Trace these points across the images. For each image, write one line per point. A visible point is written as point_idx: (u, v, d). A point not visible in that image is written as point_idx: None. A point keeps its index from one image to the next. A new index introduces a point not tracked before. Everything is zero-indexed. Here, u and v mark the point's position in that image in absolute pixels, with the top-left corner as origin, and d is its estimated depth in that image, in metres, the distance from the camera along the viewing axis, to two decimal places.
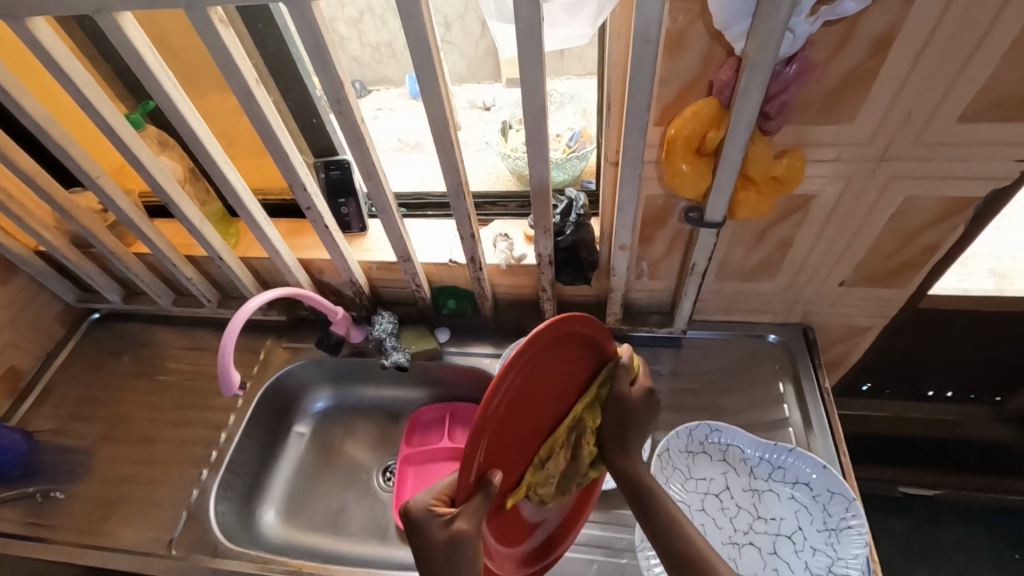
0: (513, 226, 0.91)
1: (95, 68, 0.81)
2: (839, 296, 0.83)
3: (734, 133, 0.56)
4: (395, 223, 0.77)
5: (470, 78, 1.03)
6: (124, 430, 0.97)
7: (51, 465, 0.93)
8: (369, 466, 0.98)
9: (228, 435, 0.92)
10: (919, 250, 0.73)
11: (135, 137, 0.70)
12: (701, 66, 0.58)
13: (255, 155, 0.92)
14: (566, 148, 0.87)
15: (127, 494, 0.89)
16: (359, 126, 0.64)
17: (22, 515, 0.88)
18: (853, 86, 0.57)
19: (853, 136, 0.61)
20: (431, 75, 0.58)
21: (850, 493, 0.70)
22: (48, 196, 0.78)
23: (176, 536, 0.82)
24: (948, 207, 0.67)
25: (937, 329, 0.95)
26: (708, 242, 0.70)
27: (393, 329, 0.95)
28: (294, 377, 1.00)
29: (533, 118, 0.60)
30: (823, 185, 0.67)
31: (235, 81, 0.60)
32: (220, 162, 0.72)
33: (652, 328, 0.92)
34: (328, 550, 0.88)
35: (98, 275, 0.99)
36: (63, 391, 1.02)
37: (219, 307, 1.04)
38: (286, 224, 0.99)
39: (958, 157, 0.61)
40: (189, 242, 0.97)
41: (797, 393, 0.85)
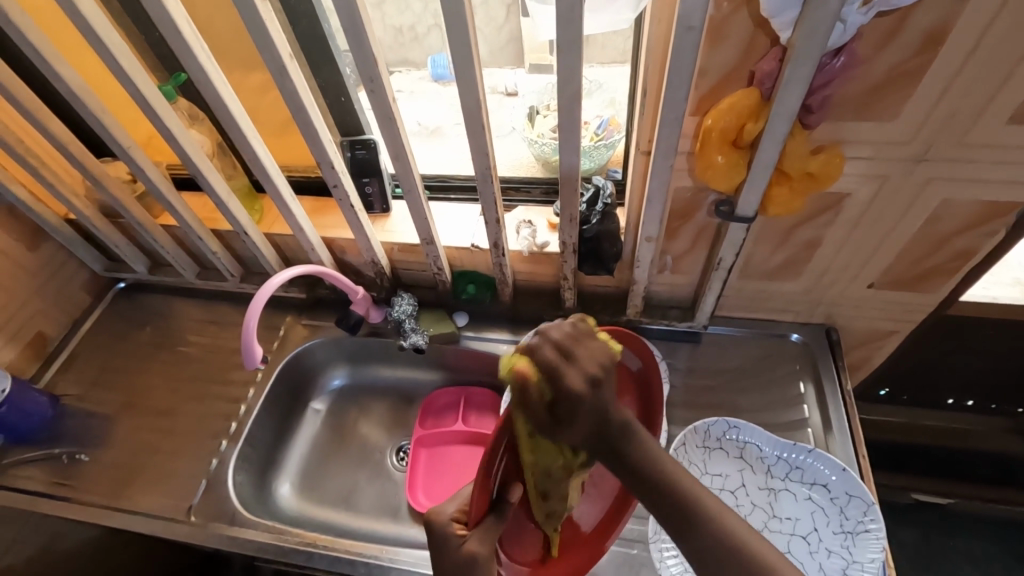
0: (536, 214, 0.91)
1: (129, 38, 0.82)
2: (866, 299, 0.82)
3: (774, 126, 0.55)
4: (419, 205, 0.77)
5: (492, 64, 1.01)
6: (146, 399, 0.99)
7: (76, 429, 0.96)
8: (383, 445, 0.99)
9: (247, 409, 0.93)
10: (955, 255, 0.71)
11: (167, 109, 0.70)
12: (743, 56, 0.56)
13: (282, 132, 0.92)
14: (594, 136, 0.86)
15: (148, 460, 0.91)
16: (390, 105, 0.64)
17: (48, 476, 0.90)
18: (901, 82, 0.55)
19: (896, 134, 0.59)
20: (465, 55, 0.57)
21: (870, 498, 0.69)
22: (81, 164, 0.79)
23: (195, 504, 0.84)
24: (989, 212, 0.65)
25: (964, 337, 0.93)
26: (736, 237, 0.69)
27: (412, 311, 0.95)
28: (313, 354, 1.01)
29: (567, 103, 0.59)
30: (859, 183, 0.65)
31: (269, 55, 0.60)
32: (249, 137, 0.72)
33: (671, 322, 0.91)
34: (341, 525, 0.90)
35: (125, 245, 1.00)
36: (88, 358, 1.04)
37: (241, 282, 1.05)
38: (310, 202, 0.99)
39: (1005, 159, 0.59)
40: (215, 216, 0.98)
41: (817, 394, 0.83)
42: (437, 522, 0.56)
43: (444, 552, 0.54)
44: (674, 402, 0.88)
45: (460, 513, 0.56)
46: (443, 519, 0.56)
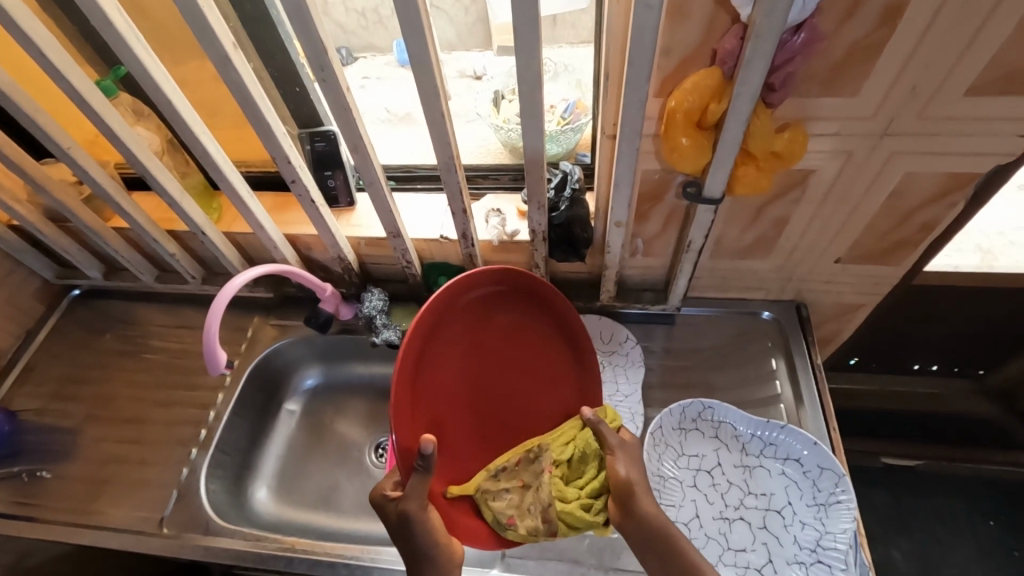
0: (505, 201, 0.89)
1: (62, 31, 0.77)
2: (834, 274, 0.83)
3: (737, 106, 0.54)
4: (383, 197, 0.74)
5: (459, 46, 0.95)
6: (110, 409, 0.95)
7: (36, 445, 0.92)
8: (361, 443, 0.98)
9: (217, 414, 0.91)
10: (918, 227, 0.72)
11: (108, 107, 0.66)
12: (706, 34, 0.55)
13: (236, 126, 0.88)
14: (561, 120, 0.85)
15: (115, 473, 0.88)
16: (344, 95, 0.61)
17: (8, 495, 0.86)
18: (862, 57, 0.55)
19: (858, 111, 0.59)
20: (421, 40, 0.54)
21: (841, 469, 0.71)
22: (19, 169, 0.74)
23: (167, 515, 0.81)
24: (949, 184, 0.66)
25: (928, 305, 0.95)
26: (705, 219, 0.69)
27: (383, 307, 0.93)
28: (283, 354, 0.99)
29: (528, 87, 0.57)
30: (825, 160, 0.65)
31: (211, 46, 0.57)
32: (199, 133, 0.68)
33: (645, 304, 0.91)
34: (321, 527, 0.89)
35: (77, 251, 0.95)
36: (45, 369, 1.00)
37: (204, 283, 1.01)
38: (271, 198, 0.95)
39: (964, 132, 0.60)
40: (170, 217, 0.94)
41: (789, 369, 0.85)
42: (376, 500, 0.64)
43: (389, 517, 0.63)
44: (651, 384, 0.88)
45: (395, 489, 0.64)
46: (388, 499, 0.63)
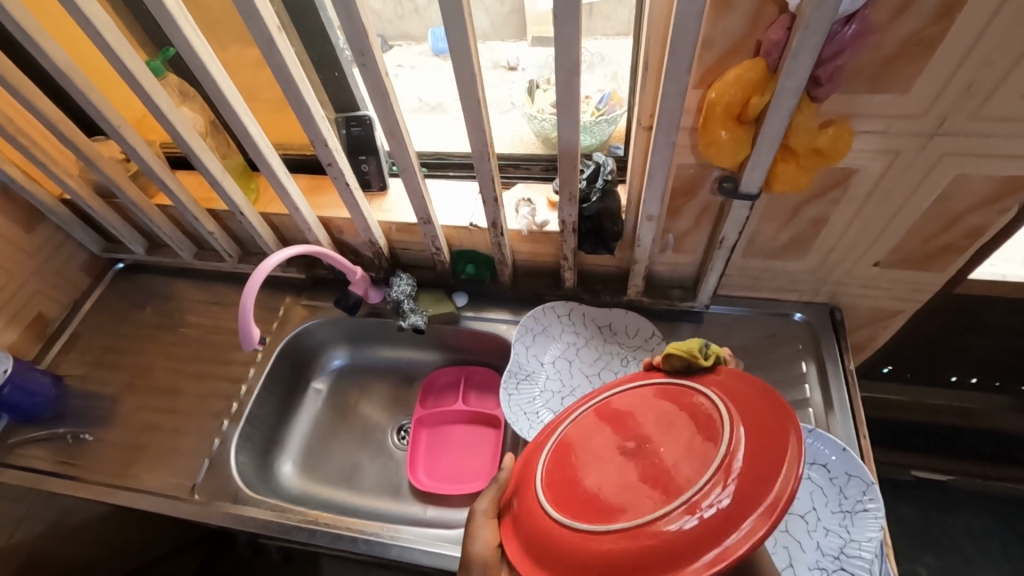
0: (535, 191, 0.89)
1: (115, 12, 0.80)
2: (872, 278, 0.80)
3: (780, 99, 0.53)
4: (416, 183, 0.75)
5: (494, 35, 0.94)
6: (148, 378, 0.99)
7: (80, 409, 0.96)
8: (384, 425, 1.00)
9: (248, 389, 0.94)
10: (965, 232, 0.69)
11: (156, 86, 0.68)
12: (751, 25, 0.54)
13: (276, 109, 0.90)
14: (595, 111, 0.84)
15: (152, 440, 0.92)
16: (382, 80, 0.62)
17: (53, 455, 0.91)
18: (915, 51, 0.53)
19: (907, 108, 0.57)
20: (460, 26, 0.55)
21: (869, 478, 0.70)
22: (72, 144, 0.78)
23: (199, 482, 0.85)
24: (1002, 188, 0.63)
25: (970, 316, 0.92)
26: (740, 215, 0.67)
27: (410, 292, 0.94)
28: (313, 334, 1.01)
29: (565, 76, 0.57)
30: (869, 159, 0.63)
31: (256, 28, 0.58)
32: (241, 114, 0.70)
33: (673, 301, 0.90)
34: (343, 503, 0.91)
35: (122, 226, 0.99)
36: (90, 338, 1.05)
37: (239, 262, 1.04)
38: (306, 180, 0.98)
39: (1022, 134, 0.57)
40: (211, 196, 0.97)
41: (820, 373, 0.83)
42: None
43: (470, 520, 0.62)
44: None
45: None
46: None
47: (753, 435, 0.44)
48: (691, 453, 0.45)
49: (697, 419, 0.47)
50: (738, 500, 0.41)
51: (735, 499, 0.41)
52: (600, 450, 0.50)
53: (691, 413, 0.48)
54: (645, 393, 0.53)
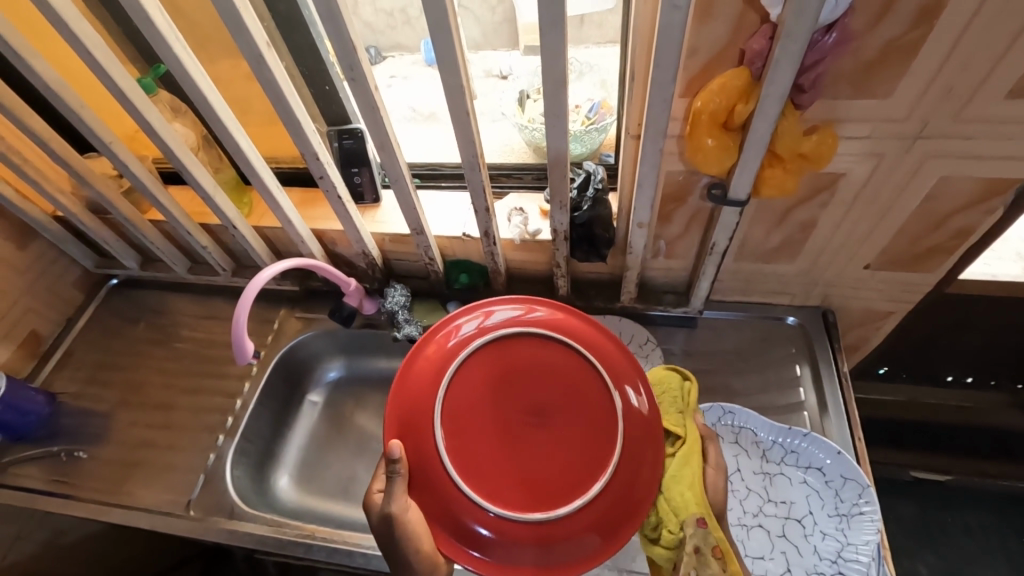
0: (528, 201, 0.90)
1: (106, 30, 0.80)
2: (863, 280, 0.81)
3: (765, 106, 0.53)
4: (407, 194, 0.75)
5: (485, 45, 0.95)
6: (143, 394, 0.99)
7: (73, 426, 0.96)
8: (381, 436, 0.99)
9: (243, 403, 0.93)
10: (953, 233, 0.70)
11: (147, 103, 0.69)
12: (734, 34, 0.55)
13: (268, 123, 0.91)
14: (585, 120, 0.84)
15: (147, 456, 0.91)
16: (372, 94, 0.62)
17: (47, 473, 0.90)
18: (895, 57, 0.54)
19: (890, 113, 0.58)
20: (447, 40, 0.55)
21: (864, 481, 0.70)
22: (64, 162, 0.78)
23: (193, 498, 0.84)
24: (987, 190, 0.64)
25: (963, 316, 0.93)
26: (729, 221, 0.68)
27: (405, 302, 0.94)
28: (308, 346, 1.01)
29: (553, 87, 0.57)
30: (855, 163, 0.64)
31: (246, 45, 0.58)
32: (232, 129, 0.70)
33: (667, 307, 0.90)
34: (340, 516, 0.91)
35: (115, 241, 0.99)
36: (84, 355, 1.04)
37: (233, 275, 1.04)
38: (299, 193, 0.98)
39: (1004, 136, 0.58)
40: (203, 210, 0.97)
41: (813, 377, 0.83)
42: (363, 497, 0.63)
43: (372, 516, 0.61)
44: None
45: (377, 482, 0.64)
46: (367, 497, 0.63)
47: (624, 399, 0.59)
48: (583, 429, 0.58)
49: (577, 387, 0.60)
50: (635, 466, 0.57)
51: (635, 453, 0.57)
52: (497, 419, 0.58)
53: (569, 376, 0.60)
54: (513, 354, 0.60)
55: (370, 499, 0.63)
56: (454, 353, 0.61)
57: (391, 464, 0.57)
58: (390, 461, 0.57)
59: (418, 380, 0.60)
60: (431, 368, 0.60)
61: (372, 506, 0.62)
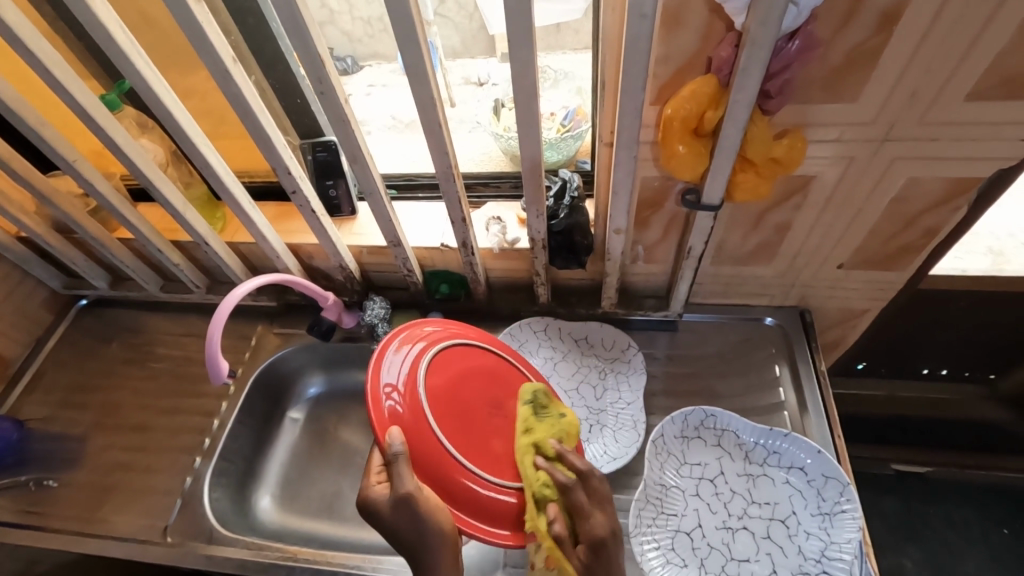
0: (506, 209, 0.89)
1: (67, 45, 0.78)
2: (838, 279, 0.82)
3: (734, 113, 0.54)
4: (383, 207, 0.75)
5: (463, 53, 0.94)
6: (116, 416, 0.96)
7: (44, 453, 0.92)
8: (364, 451, 0.98)
9: (220, 422, 0.91)
10: (923, 232, 0.72)
11: (111, 120, 0.67)
12: (701, 42, 0.55)
13: (240, 137, 0.89)
14: (561, 128, 0.84)
15: (121, 481, 0.88)
16: (343, 107, 0.61)
17: (16, 503, 0.87)
18: (859, 63, 0.55)
19: (858, 116, 0.59)
20: (417, 51, 0.55)
21: (845, 479, 0.71)
22: (26, 181, 0.75)
23: (170, 523, 0.82)
24: (953, 190, 0.65)
25: (936, 311, 0.95)
26: (704, 226, 0.68)
27: (384, 315, 0.93)
28: (287, 362, 0.99)
29: (525, 96, 0.57)
30: (826, 166, 0.65)
31: (211, 60, 0.57)
32: (200, 145, 0.69)
33: (647, 311, 0.90)
34: (324, 535, 0.89)
35: (83, 261, 0.97)
36: (53, 378, 1.01)
37: (208, 292, 1.02)
38: (273, 208, 0.96)
39: (966, 137, 0.59)
40: (175, 227, 0.95)
41: (793, 376, 0.84)
42: (362, 495, 0.59)
43: (378, 509, 0.57)
44: (654, 391, 0.88)
45: (378, 475, 0.60)
46: (370, 488, 0.59)
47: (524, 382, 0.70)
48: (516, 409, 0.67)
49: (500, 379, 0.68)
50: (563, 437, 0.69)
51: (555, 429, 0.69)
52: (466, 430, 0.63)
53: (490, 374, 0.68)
54: (447, 371, 0.65)
55: (376, 491, 0.58)
56: (410, 394, 0.61)
57: (389, 446, 0.57)
58: (390, 448, 0.57)
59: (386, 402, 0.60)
60: (404, 410, 0.60)
61: (379, 497, 0.58)
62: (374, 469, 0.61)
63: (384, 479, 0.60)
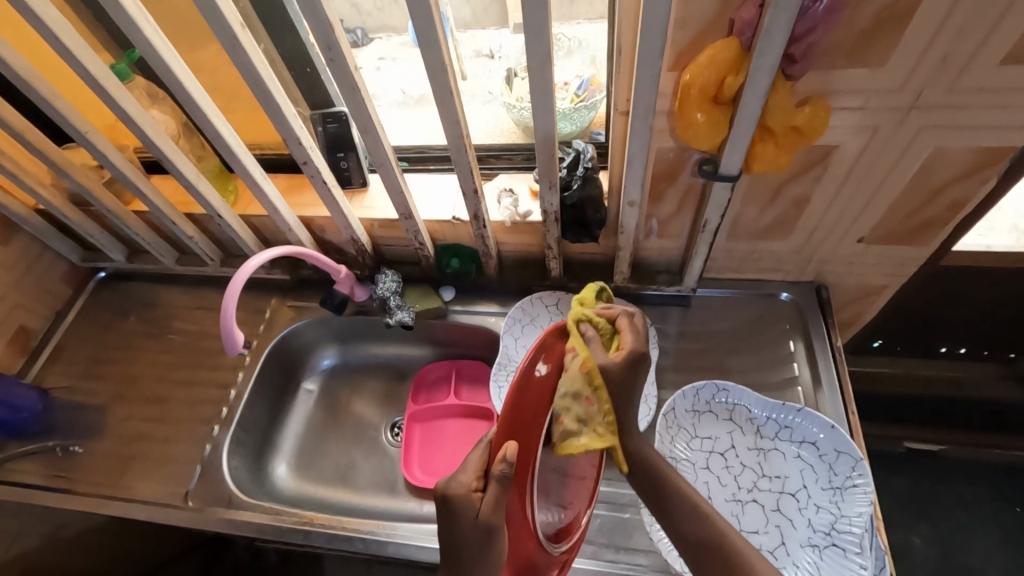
0: (517, 181, 0.89)
1: (76, 15, 0.78)
2: (857, 255, 0.80)
3: (756, 78, 0.52)
4: (394, 179, 0.74)
5: (475, 24, 0.91)
6: (137, 386, 0.98)
7: (69, 421, 0.95)
8: (377, 422, 1.00)
9: (237, 393, 0.93)
10: (948, 205, 0.69)
11: (122, 91, 0.66)
12: (723, 3, 0.53)
13: (249, 109, 0.89)
14: (574, 98, 0.83)
15: (143, 448, 0.91)
16: (352, 75, 0.60)
17: (44, 469, 0.90)
18: (889, 25, 0.52)
19: (885, 82, 0.57)
20: (427, 16, 0.53)
21: (857, 453, 0.70)
22: (41, 153, 0.76)
23: (192, 489, 0.84)
24: (982, 160, 0.63)
25: (957, 287, 0.92)
26: (721, 198, 0.67)
27: (396, 288, 0.93)
28: (301, 335, 1.00)
29: (539, 62, 0.55)
30: (849, 136, 0.63)
31: (219, 27, 0.56)
32: (210, 115, 0.68)
33: (660, 286, 0.90)
34: (339, 502, 0.91)
35: (100, 234, 0.98)
36: (75, 349, 1.03)
37: (222, 265, 1.03)
38: (284, 180, 0.96)
39: (999, 104, 0.56)
40: (188, 200, 0.95)
41: (807, 352, 0.83)
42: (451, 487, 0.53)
43: (464, 520, 0.52)
44: (665, 366, 0.88)
45: (477, 481, 0.54)
46: (459, 491, 0.53)
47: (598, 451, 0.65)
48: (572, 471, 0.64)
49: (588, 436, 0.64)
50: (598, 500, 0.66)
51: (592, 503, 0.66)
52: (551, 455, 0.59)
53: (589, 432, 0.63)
54: None
55: (468, 498, 0.53)
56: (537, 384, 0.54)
57: (503, 467, 0.52)
58: (502, 461, 0.52)
59: (523, 404, 0.53)
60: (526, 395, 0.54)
61: (473, 509, 0.52)
62: (472, 466, 0.55)
63: (481, 487, 0.54)
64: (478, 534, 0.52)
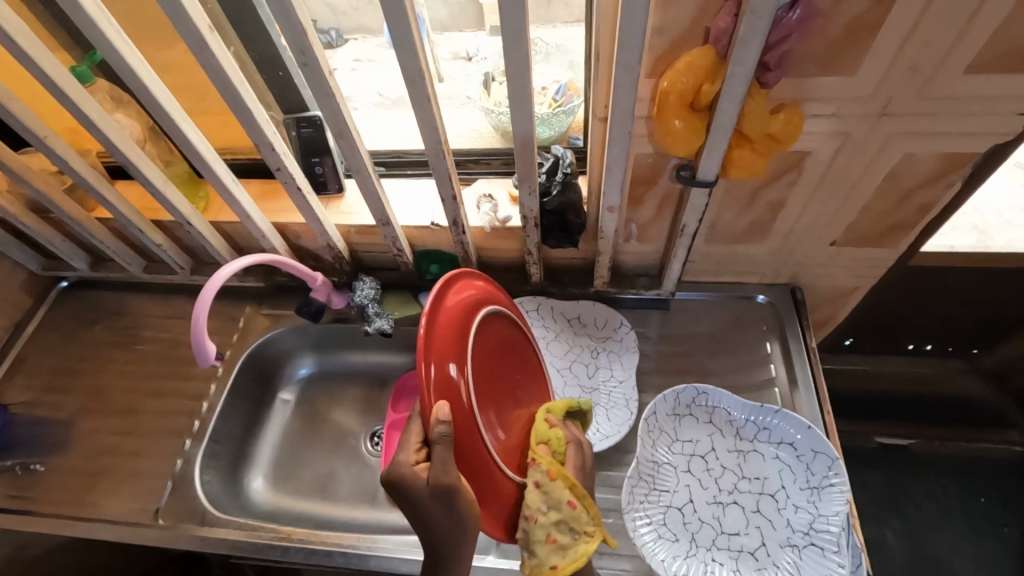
0: (497, 186, 0.88)
1: (33, 14, 0.74)
2: (830, 257, 0.82)
3: (732, 86, 0.52)
4: (371, 185, 0.73)
5: (452, 26, 0.89)
6: (103, 400, 0.94)
7: (29, 438, 0.91)
8: (357, 431, 0.98)
9: (210, 406, 0.90)
10: (916, 208, 0.71)
11: (83, 94, 0.64)
12: (699, 11, 0.53)
13: (220, 112, 0.86)
14: (552, 103, 0.83)
15: (109, 464, 0.87)
16: (326, 80, 0.59)
17: (2, 489, 0.86)
18: (859, 35, 0.53)
19: (855, 90, 0.58)
20: (402, 21, 0.52)
21: (834, 453, 0.72)
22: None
23: (162, 506, 0.81)
24: (948, 165, 0.64)
25: (924, 287, 0.95)
26: (699, 203, 0.67)
27: (375, 295, 0.92)
28: (276, 344, 0.98)
29: (517, 69, 0.55)
30: (822, 142, 0.64)
31: (186, 29, 0.54)
32: (178, 120, 0.66)
33: (639, 290, 0.90)
34: (318, 515, 0.89)
35: (61, 242, 0.94)
36: (35, 362, 0.99)
37: (193, 273, 1.00)
38: (257, 185, 0.94)
39: (963, 111, 0.58)
40: (155, 206, 0.92)
41: (784, 353, 0.84)
42: (395, 472, 0.55)
43: (417, 492, 0.54)
44: (646, 369, 0.88)
45: (417, 453, 0.56)
46: (405, 468, 0.55)
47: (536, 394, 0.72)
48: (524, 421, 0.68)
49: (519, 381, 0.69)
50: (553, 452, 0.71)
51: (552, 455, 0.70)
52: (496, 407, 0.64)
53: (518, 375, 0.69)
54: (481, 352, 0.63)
55: (413, 472, 0.55)
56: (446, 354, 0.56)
57: (441, 428, 0.53)
58: (438, 423, 0.53)
59: (436, 368, 0.55)
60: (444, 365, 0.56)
61: (420, 479, 0.54)
62: (411, 442, 0.57)
63: (423, 458, 0.56)
64: (434, 497, 0.53)
